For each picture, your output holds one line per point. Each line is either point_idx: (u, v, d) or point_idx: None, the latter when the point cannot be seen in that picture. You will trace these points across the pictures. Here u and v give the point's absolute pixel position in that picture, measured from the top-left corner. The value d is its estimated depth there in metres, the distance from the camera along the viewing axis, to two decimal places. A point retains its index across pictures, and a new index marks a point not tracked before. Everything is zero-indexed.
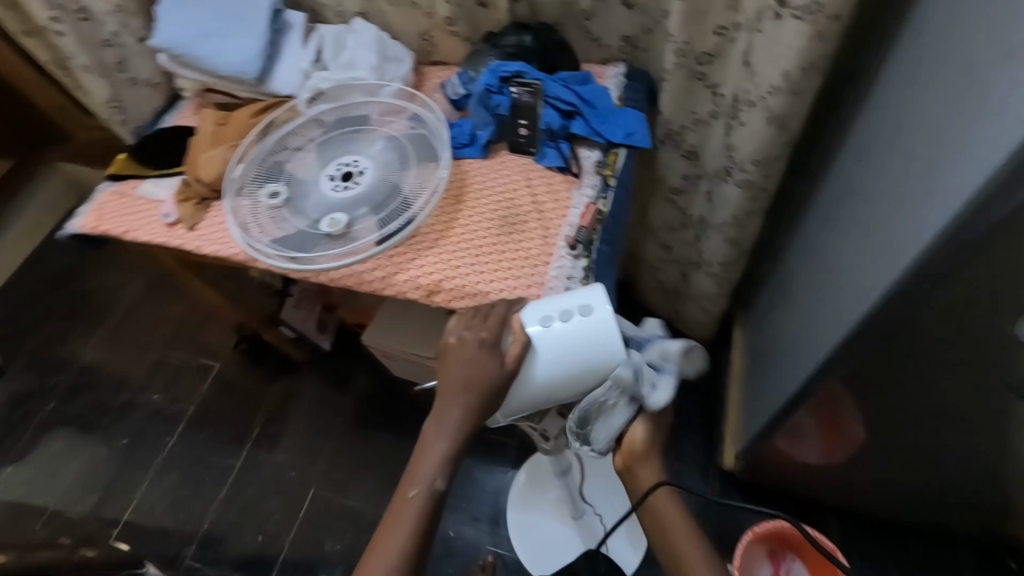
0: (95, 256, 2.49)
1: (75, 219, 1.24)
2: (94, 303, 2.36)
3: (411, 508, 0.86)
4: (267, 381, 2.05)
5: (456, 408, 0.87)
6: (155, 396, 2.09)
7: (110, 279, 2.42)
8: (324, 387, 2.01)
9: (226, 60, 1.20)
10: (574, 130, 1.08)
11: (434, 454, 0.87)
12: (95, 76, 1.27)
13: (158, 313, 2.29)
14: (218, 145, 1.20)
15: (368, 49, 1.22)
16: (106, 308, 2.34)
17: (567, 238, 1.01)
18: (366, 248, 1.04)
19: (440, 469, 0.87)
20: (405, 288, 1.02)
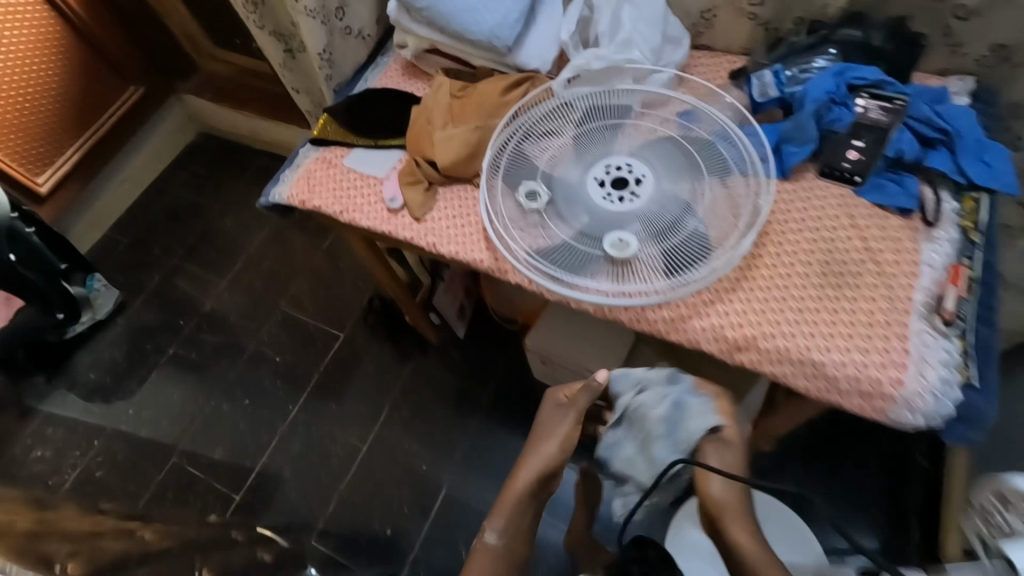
0: (218, 198, 2.39)
1: (282, 186, 1.10)
2: (215, 248, 2.27)
3: (473, 568, 0.71)
4: (395, 358, 1.94)
5: (532, 465, 0.78)
6: (277, 358, 2.01)
7: (232, 224, 2.32)
8: (453, 374, 1.88)
9: (478, 20, 1.00)
10: (930, 164, 0.85)
11: (508, 505, 0.75)
12: (318, 23, 1.08)
13: (280, 268, 2.19)
14: (457, 123, 1.02)
15: (649, 26, 1.00)
16: (228, 255, 2.25)
17: (925, 307, 0.79)
18: (658, 281, 0.85)
19: (516, 527, 0.74)
20: (703, 339, 0.84)
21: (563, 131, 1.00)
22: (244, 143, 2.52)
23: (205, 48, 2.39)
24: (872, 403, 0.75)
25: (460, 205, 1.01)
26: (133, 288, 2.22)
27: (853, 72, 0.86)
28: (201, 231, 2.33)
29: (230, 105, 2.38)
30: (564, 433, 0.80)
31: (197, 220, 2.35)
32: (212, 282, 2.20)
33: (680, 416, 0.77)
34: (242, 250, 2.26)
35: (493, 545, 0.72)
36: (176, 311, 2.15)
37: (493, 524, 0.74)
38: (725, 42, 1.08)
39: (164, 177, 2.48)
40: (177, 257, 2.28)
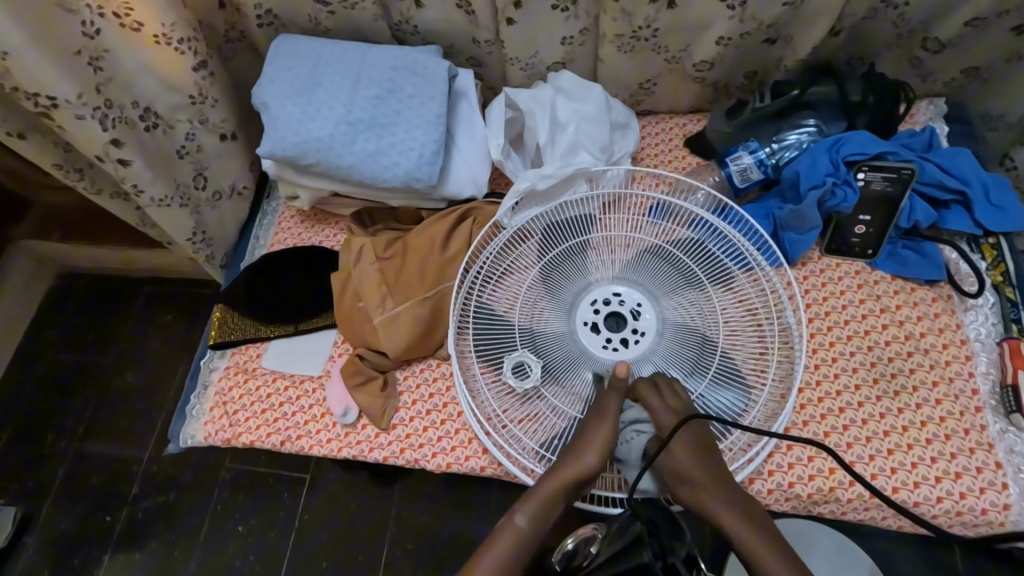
0: (103, 346, 1.41)
1: (191, 420, 0.85)
2: (125, 416, 1.34)
3: (503, 550, 0.63)
4: (370, 509, 1.20)
5: (564, 473, 0.66)
6: (242, 531, 1.21)
7: (137, 380, 1.37)
8: (449, 485, 1.20)
9: (388, 166, 0.79)
10: (945, 223, 0.76)
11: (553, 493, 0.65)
12: (177, 208, 0.83)
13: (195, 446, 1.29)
14: (401, 293, 0.82)
15: (592, 121, 0.84)
16: (151, 418, 1.34)
17: (994, 402, 0.70)
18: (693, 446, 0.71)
19: (549, 513, 0.65)
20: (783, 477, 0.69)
21: (528, 269, 0.80)
22: (101, 274, 1.48)
23: (36, 178, 1.37)
24: (976, 531, 0.67)
25: (430, 394, 0.81)
26: (34, 490, 1.28)
27: (848, 146, 0.75)
28: (73, 407, 1.36)
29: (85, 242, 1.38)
30: (598, 445, 0.66)
31: (74, 385, 1.38)
32: (139, 454, 1.30)
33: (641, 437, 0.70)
34: (129, 415, 1.34)
35: (524, 528, 0.64)
36: (102, 495, 1.27)
37: (524, 507, 0.65)
38: (670, 104, 0.93)
39: (19, 329, 1.42)
40: (70, 441, 1.32)
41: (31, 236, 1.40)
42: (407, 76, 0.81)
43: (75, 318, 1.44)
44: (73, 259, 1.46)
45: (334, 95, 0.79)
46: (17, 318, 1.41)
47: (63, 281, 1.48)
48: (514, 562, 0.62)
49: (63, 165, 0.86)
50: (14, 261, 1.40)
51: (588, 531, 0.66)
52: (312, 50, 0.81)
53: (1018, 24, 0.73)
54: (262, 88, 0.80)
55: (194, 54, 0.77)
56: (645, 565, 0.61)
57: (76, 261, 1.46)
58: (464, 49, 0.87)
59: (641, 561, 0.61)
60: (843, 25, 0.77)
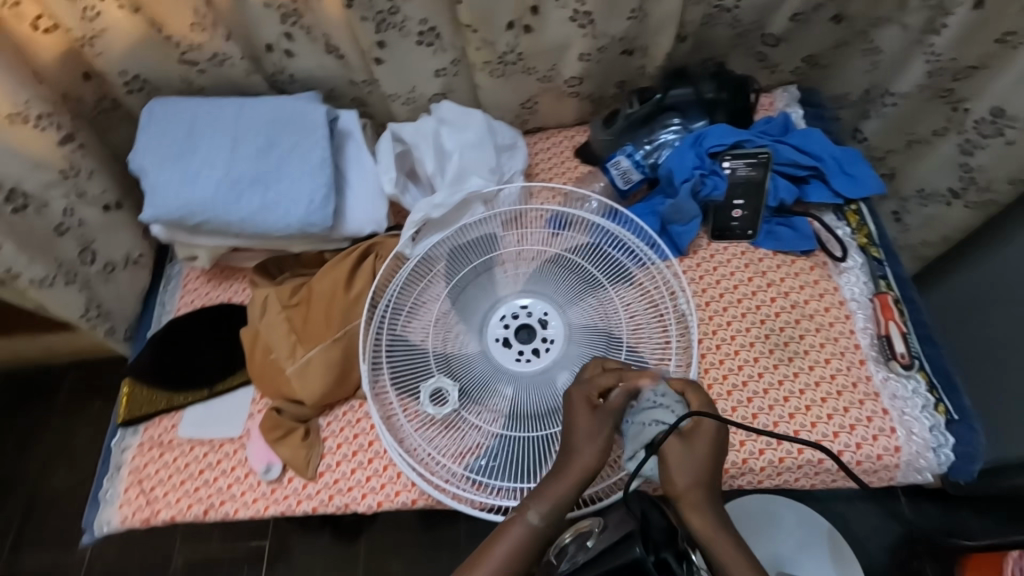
0: (23, 448, 1.31)
1: (106, 505, 0.81)
2: (55, 519, 1.24)
3: (502, 546, 0.59)
4: (334, 567, 1.16)
5: (572, 475, 0.61)
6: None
7: (69, 478, 1.28)
8: (414, 527, 1.17)
9: (280, 215, 0.79)
10: (810, 198, 0.83)
11: (562, 486, 0.60)
12: (61, 287, 0.81)
13: (137, 534, 1.21)
14: (312, 339, 0.81)
15: (478, 145, 0.87)
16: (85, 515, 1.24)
17: (875, 353, 0.76)
18: None
19: (561, 505, 0.60)
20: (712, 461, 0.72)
21: (436, 296, 0.81)
22: (18, 370, 1.37)
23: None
24: (879, 476, 0.72)
25: (354, 435, 0.80)
26: None
27: (709, 138, 0.81)
28: None
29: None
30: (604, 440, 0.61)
31: None
32: (75, 556, 1.21)
33: (638, 410, 0.63)
34: (63, 516, 1.24)
35: (537, 526, 0.59)
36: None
37: (537, 504, 0.60)
38: (556, 119, 0.98)
39: None
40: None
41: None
42: (286, 123, 0.81)
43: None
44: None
45: (214, 152, 0.79)
46: None
47: None
48: (510, 561, 0.58)
49: None
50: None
51: (586, 527, 0.69)
52: (186, 111, 0.81)
53: (835, 14, 0.81)
54: (137, 153, 0.79)
55: (57, 129, 0.75)
56: (636, 560, 0.60)
57: None
58: (345, 91, 0.89)
59: (633, 557, 0.60)
60: (687, 31, 0.84)
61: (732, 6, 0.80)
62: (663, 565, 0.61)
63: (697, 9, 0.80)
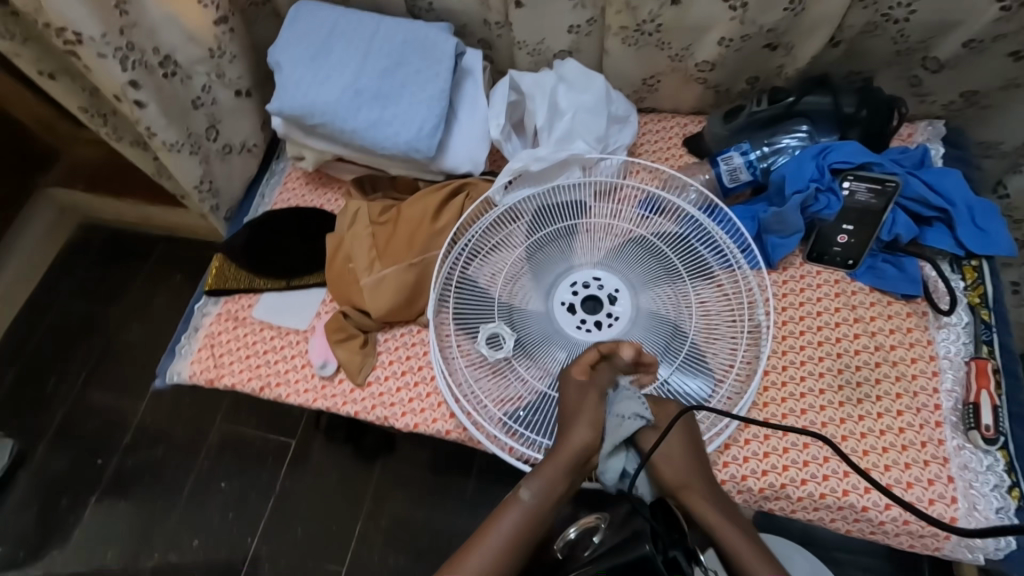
0: (113, 298, 1.44)
1: (179, 358, 0.89)
2: (126, 366, 1.37)
3: (506, 522, 0.60)
4: (347, 482, 1.22)
5: (563, 449, 0.63)
6: (222, 489, 1.24)
7: (145, 334, 1.40)
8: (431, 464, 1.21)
9: (390, 134, 0.82)
10: (928, 241, 0.77)
11: (554, 467, 0.62)
12: (186, 155, 0.87)
13: (191, 399, 1.32)
14: (390, 257, 0.85)
15: (592, 110, 0.86)
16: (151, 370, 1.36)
17: (954, 418, 0.71)
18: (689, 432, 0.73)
19: (555, 485, 0.62)
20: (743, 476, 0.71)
21: (514, 247, 0.83)
22: (120, 229, 1.51)
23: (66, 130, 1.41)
24: (923, 542, 0.68)
25: (407, 357, 0.84)
26: (34, 430, 1.32)
27: (835, 154, 0.77)
28: (78, 354, 1.39)
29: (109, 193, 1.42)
30: (598, 418, 0.64)
31: (82, 332, 1.41)
32: (135, 404, 1.33)
33: (615, 399, 0.67)
34: (132, 366, 1.37)
35: (529, 503, 0.61)
36: (95, 442, 1.29)
37: (530, 481, 0.62)
38: (673, 104, 0.95)
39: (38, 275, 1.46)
40: (73, 386, 1.36)
41: (58, 184, 1.45)
42: (417, 48, 0.84)
43: (88, 267, 1.47)
44: (97, 212, 1.50)
45: (345, 61, 0.83)
46: (37, 263, 1.45)
47: (84, 231, 1.51)
48: (513, 536, 0.60)
49: (87, 109, 0.91)
50: (38, 207, 1.44)
51: (592, 521, 0.65)
52: (330, 18, 0.85)
53: (1016, 50, 0.75)
54: (278, 48, 0.84)
55: (217, 9, 0.80)
56: (646, 558, 0.56)
57: (102, 214, 1.49)
58: (476, 29, 0.90)
59: (642, 554, 0.57)
60: (842, 36, 0.79)
61: (902, 19, 0.75)
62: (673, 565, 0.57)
63: (860, 15, 0.76)
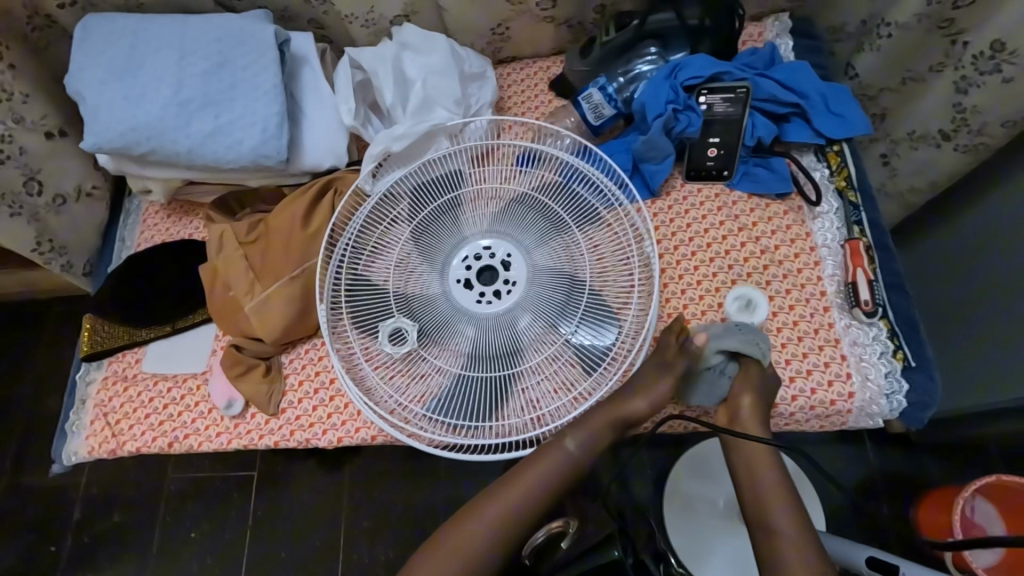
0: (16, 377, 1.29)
1: (73, 436, 0.82)
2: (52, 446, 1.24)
3: (548, 462, 0.71)
4: (319, 497, 1.18)
5: (614, 410, 0.73)
6: (195, 536, 1.16)
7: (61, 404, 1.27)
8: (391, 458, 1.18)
9: (229, 145, 0.75)
10: (790, 137, 0.79)
11: (597, 421, 0.73)
12: (4, 218, 0.79)
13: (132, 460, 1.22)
14: (270, 276, 0.80)
15: (443, 74, 0.81)
16: None
17: (840, 300, 0.75)
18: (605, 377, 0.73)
19: (596, 438, 0.72)
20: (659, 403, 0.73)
21: (397, 234, 0.79)
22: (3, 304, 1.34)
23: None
24: (831, 420, 0.72)
25: (316, 373, 0.80)
26: None
27: (686, 70, 0.76)
28: None
29: None
30: (659, 397, 0.72)
31: None
32: (73, 481, 1.21)
33: (744, 325, 0.73)
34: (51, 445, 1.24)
35: (574, 452, 0.71)
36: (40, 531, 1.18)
37: (575, 434, 0.72)
38: (532, 48, 0.92)
39: None
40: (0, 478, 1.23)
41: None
42: (233, 44, 0.75)
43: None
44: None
45: (156, 75, 0.74)
46: None
47: None
48: (548, 489, 0.71)
49: None
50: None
51: (558, 530, 0.76)
52: (127, 28, 0.75)
53: None
54: (75, 76, 0.74)
55: None
56: (615, 560, 0.74)
57: None
58: (301, 11, 0.83)
59: (613, 557, 0.74)
60: None
61: None
62: (635, 560, 0.75)
63: None
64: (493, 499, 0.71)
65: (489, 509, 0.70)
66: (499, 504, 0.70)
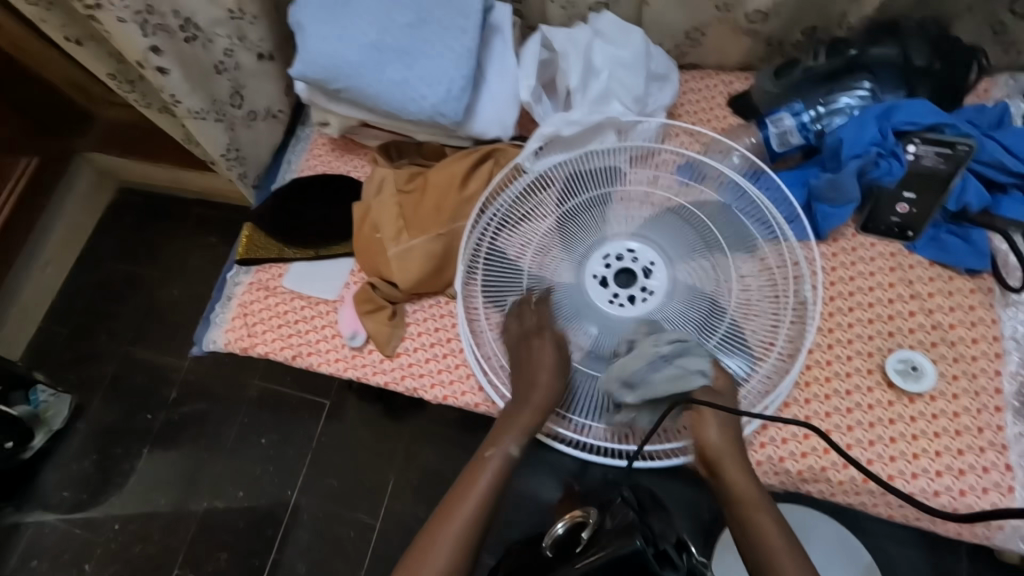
0: (151, 258, 1.41)
1: (215, 327, 0.90)
2: (166, 327, 1.34)
3: (487, 475, 0.69)
4: (381, 442, 1.20)
5: (535, 401, 0.70)
6: (264, 444, 1.22)
7: (181, 291, 1.37)
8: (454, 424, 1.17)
9: (414, 97, 0.78)
10: (1004, 211, 0.70)
11: (527, 419, 0.70)
12: (211, 122, 0.86)
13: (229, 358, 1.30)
14: (418, 226, 0.83)
15: (630, 68, 0.80)
16: (189, 332, 1.33)
17: (1017, 403, 0.67)
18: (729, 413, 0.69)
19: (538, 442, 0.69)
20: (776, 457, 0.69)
21: (544, 216, 0.78)
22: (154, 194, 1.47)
23: (98, 92, 1.34)
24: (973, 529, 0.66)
25: (436, 328, 0.83)
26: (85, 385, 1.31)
27: (901, 114, 0.70)
28: (119, 313, 1.36)
29: (140, 158, 1.37)
30: (548, 379, 0.71)
31: (121, 293, 1.38)
32: (176, 364, 1.31)
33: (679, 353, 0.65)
34: (165, 326, 1.34)
35: (510, 456, 0.69)
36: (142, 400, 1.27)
37: (513, 437, 0.70)
38: (717, 60, 0.88)
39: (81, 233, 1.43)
40: (117, 342, 1.34)
41: (92, 148, 1.38)
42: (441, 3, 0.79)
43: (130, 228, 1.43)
44: (132, 176, 1.45)
45: (364, 19, 0.78)
46: (76, 226, 1.41)
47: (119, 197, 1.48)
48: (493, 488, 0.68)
49: (115, 75, 0.90)
50: (74, 171, 1.39)
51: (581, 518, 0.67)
52: None
53: None
54: (299, 7, 0.80)
55: None
56: (636, 550, 0.58)
57: (136, 179, 1.45)
58: None
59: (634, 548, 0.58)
60: None
61: None
62: (660, 556, 0.60)
63: None
64: (438, 527, 0.66)
65: (439, 544, 0.65)
66: (451, 525, 0.66)
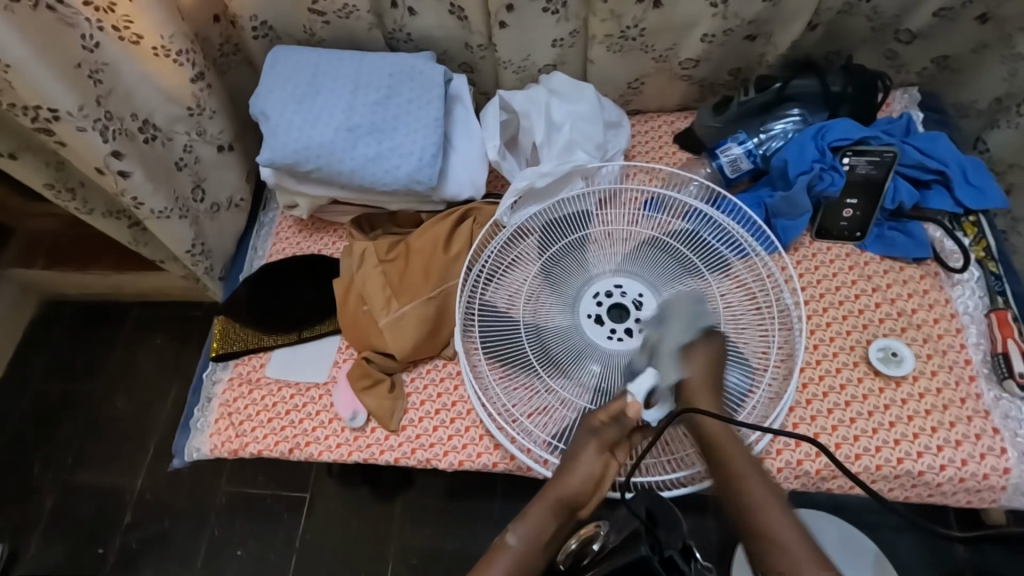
0: (89, 370, 1.29)
1: (197, 433, 0.84)
2: (113, 443, 1.22)
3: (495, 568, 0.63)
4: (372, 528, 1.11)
5: (552, 491, 0.65)
6: (241, 555, 1.10)
7: (128, 401, 1.26)
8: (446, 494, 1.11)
9: (388, 169, 0.80)
10: (930, 204, 0.80)
11: (539, 505, 0.65)
12: (176, 220, 0.83)
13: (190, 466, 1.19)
14: (406, 294, 0.83)
15: (587, 119, 0.86)
16: (140, 445, 1.21)
17: (986, 370, 0.74)
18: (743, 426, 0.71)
19: (540, 531, 0.65)
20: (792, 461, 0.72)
21: (528, 265, 0.80)
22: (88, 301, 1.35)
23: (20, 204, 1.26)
24: (979, 496, 0.70)
25: (438, 394, 0.81)
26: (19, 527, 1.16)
27: (832, 133, 0.79)
28: (58, 437, 1.23)
29: (71, 266, 1.27)
30: (599, 466, 0.65)
31: (57, 414, 1.25)
32: (128, 483, 1.18)
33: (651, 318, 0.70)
34: (113, 442, 1.22)
35: (517, 547, 0.64)
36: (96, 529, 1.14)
37: (517, 526, 0.65)
38: (657, 103, 0.96)
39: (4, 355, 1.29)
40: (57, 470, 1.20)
41: (17, 262, 1.28)
42: (401, 80, 0.82)
43: (65, 341, 1.32)
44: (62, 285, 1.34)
45: (329, 103, 0.81)
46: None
47: (49, 309, 1.35)
48: None
49: (53, 184, 0.85)
50: None
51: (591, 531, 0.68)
52: (312, 59, 0.83)
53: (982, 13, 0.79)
54: (261, 97, 0.81)
55: (191, 66, 0.78)
56: (642, 558, 0.60)
57: (66, 289, 1.34)
58: (457, 55, 0.90)
59: (639, 556, 0.60)
60: (820, 19, 0.82)
61: None
62: (669, 563, 0.60)
63: None
64: None
65: None
66: None
